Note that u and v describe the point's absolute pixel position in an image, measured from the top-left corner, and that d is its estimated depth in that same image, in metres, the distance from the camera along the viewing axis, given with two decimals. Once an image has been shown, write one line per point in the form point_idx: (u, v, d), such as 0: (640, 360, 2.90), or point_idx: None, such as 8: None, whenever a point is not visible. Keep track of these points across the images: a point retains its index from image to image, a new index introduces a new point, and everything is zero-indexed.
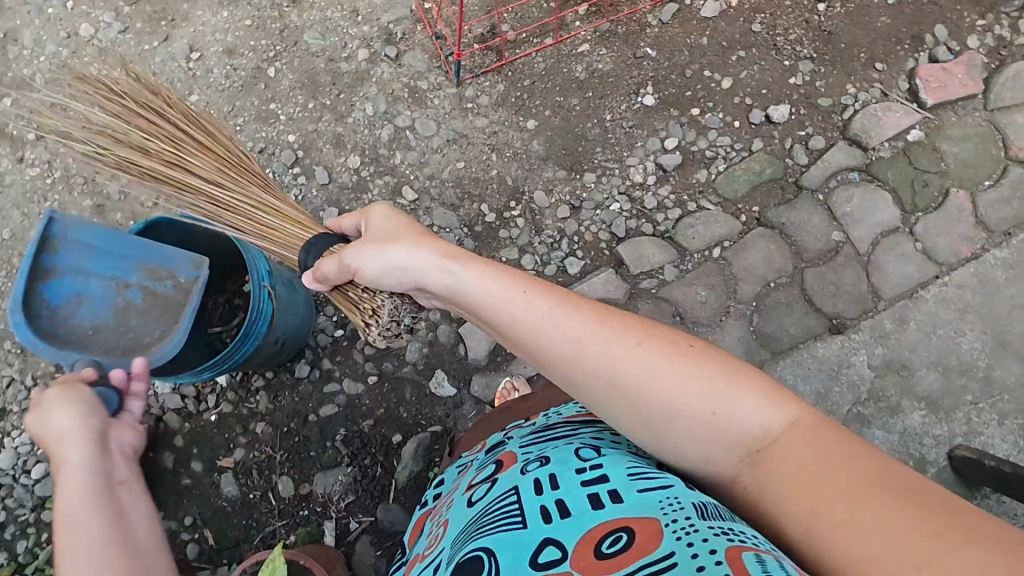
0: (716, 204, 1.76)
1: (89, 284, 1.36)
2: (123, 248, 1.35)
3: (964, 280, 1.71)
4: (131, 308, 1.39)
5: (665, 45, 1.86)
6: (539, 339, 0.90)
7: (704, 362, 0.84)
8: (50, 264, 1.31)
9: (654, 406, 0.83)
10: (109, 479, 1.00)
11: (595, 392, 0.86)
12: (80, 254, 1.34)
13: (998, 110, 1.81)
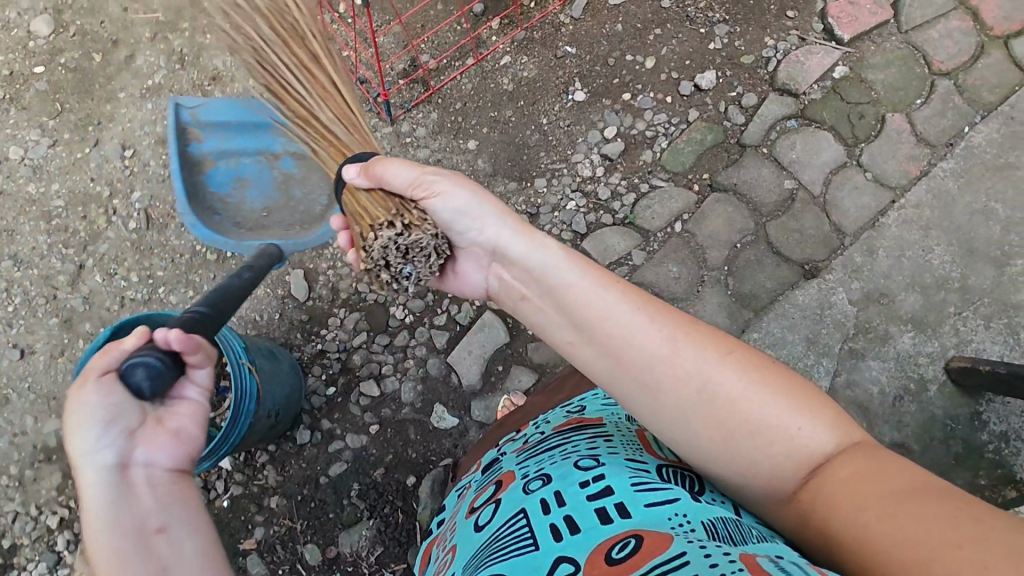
0: (667, 180, 1.79)
1: (244, 167, 1.72)
2: (249, 123, 1.67)
3: (920, 198, 1.74)
4: (289, 180, 1.72)
5: (582, 39, 1.88)
6: (631, 338, 0.92)
7: (793, 384, 0.86)
8: (202, 156, 1.69)
9: (740, 415, 0.85)
10: (139, 534, 0.73)
11: (682, 396, 0.88)
12: (220, 139, 1.69)
13: (912, 30, 1.85)
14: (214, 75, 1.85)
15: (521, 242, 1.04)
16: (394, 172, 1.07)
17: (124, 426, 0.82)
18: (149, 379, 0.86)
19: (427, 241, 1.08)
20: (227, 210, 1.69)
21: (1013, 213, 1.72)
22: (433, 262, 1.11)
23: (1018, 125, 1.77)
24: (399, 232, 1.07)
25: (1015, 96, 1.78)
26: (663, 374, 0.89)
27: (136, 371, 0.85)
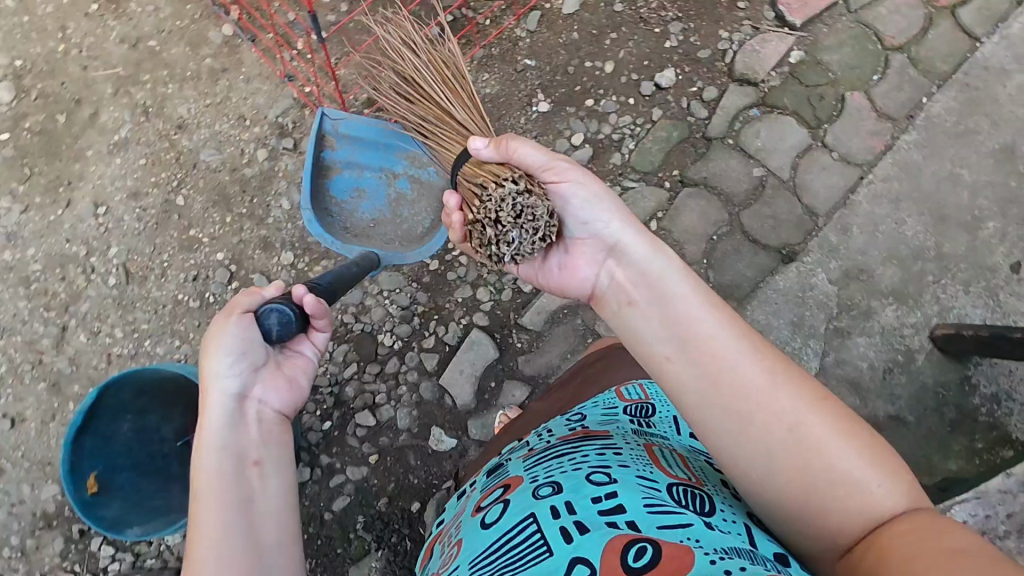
0: (638, 180, 1.80)
1: (365, 179, 1.73)
2: (386, 138, 1.70)
3: (887, 172, 1.76)
4: (401, 199, 1.75)
5: (540, 51, 1.89)
6: (728, 365, 0.93)
7: (878, 446, 0.87)
8: (330, 162, 1.70)
9: (823, 459, 0.86)
10: (239, 462, 0.90)
11: (771, 430, 0.89)
12: (352, 150, 1.71)
13: (862, 8, 1.88)
14: (180, 123, 1.85)
15: (645, 250, 1.07)
16: (530, 148, 1.16)
17: (250, 362, 0.97)
18: (280, 325, 1.00)
19: (541, 213, 1.14)
20: (339, 219, 1.71)
21: (978, 177, 1.75)
22: (537, 239, 1.16)
23: (974, 92, 1.80)
24: (518, 194, 1.16)
25: (968, 63, 1.82)
26: (757, 405, 0.90)
27: (272, 315, 0.99)
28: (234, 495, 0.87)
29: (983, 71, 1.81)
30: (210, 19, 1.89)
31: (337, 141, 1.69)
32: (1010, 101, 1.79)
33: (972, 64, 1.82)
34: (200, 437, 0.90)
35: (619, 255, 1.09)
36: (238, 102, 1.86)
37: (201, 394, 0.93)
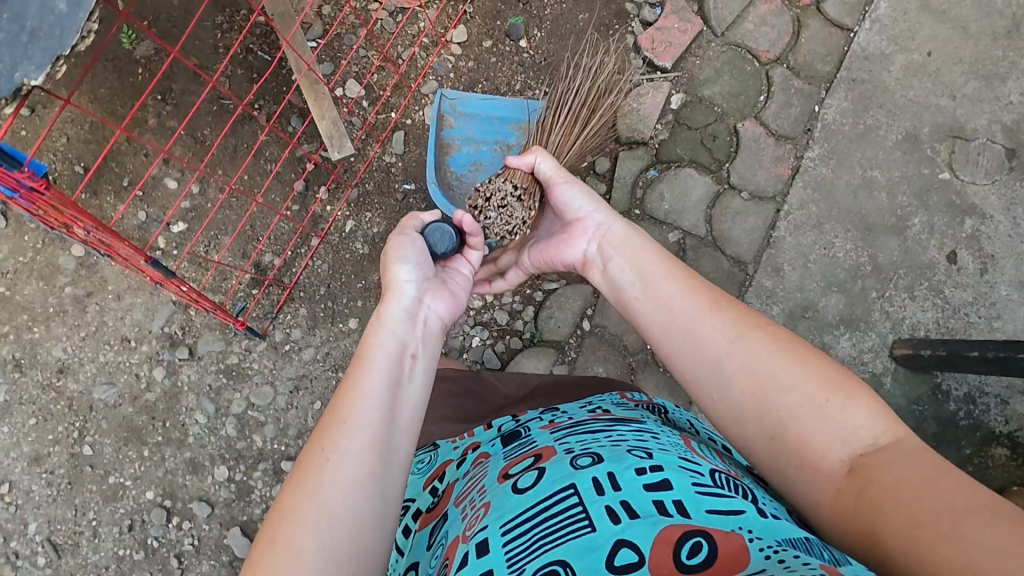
0: (558, 278, 1.68)
1: (481, 151, 1.73)
2: (497, 112, 1.71)
3: (802, 197, 1.68)
4: None
5: (417, 172, 1.74)
6: (681, 301, 1.07)
7: (832, 371, 0.91)
8: (450, 140, 1.71)
9: (765, 377, 0.93)
10: (403, 350, 0.98)
11: (718, 349, 0.99)
12: (469, 125, 1.71)
13: (728, 29, 1.76)
14: (61, 367, 1.68)
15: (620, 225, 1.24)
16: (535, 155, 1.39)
17: (426, 276, 1.09)
18: (445, 241, 1.16)
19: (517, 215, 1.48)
20: (462, 191, 1.69)
21: (892, 175, 1.69)
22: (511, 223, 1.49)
23: (862, 86, 1.73)
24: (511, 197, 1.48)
25: (847, 58, 1.74)
26: (708, 330, 1.02)
27: (438, 231, 1.16)
28: (397, 374, 0.96)
29: (864, 61, 1.74)
30: (54, 244, 1.69)
31: (456, 120, 1.71)
32: (898, 85, 1.72)
33: (852, 57, 1.74)
34: (380, 318, 1.01)
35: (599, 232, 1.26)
36: (116, 324, 1.69)
37: (389, 289, 1.05)
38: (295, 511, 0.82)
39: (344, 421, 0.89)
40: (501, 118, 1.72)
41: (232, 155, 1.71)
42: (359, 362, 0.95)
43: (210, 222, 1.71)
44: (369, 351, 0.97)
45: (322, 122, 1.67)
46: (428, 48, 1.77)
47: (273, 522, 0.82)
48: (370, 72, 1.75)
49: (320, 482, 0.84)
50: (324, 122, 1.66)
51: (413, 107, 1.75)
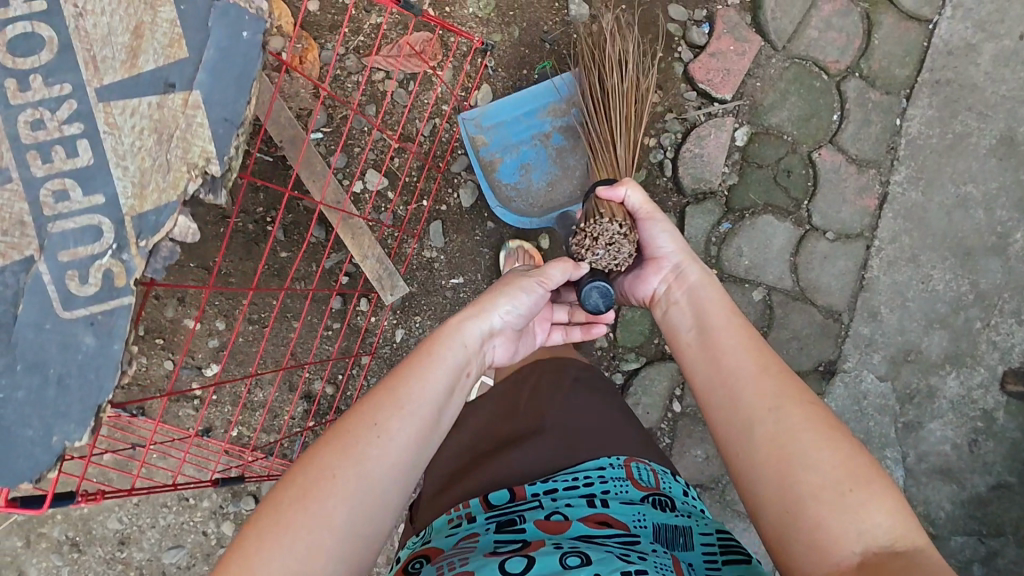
0: (638, 357, 1.55)
1: (524, 152, 1.52)
2: (522, 108, 1.50)
3: (893, 229, 1.52)
4: (563, 151, 1.52)
5: (463, 263, 1.55)
6: (731, 353, 0.96)
7: (862, 461, 0.81)
8: (489, 156, 1.51)
9: (794, 444, 0.83)
10: (465, 367, 0.89)
11: (757, 405, 0.88)
12: (500, 131, 1.51)
13: (789, 40, 1.52)
14: (121, 538, 1.55)
15: (697, 273, 1.10)
16: (634, 189, 1.20)
17: (515, 327, 0.99)
18: (602, 299, 1.18)
19: (626, 251, 1.26)
20: (523, 202, 1.52)
21: (988, 187, 1.52)
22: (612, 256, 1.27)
23: (948, 87, 1.52)
24: (620, 235, 1.26)
25: (929, 56, 1.51)
26: (749, 383, 0.92)
27: (595, 292, 1.16)
28: (451, 388, 0.86)
29: (948, 56, 1.51)
30: None
31: (487, 136, 1.50)
32: (988, 80, 1.51)
33: (934, 54, 1.51)
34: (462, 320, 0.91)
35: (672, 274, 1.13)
36: (168, 483, 1.55)
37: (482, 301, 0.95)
38: (336, 471, 0.74)
39: (416, 402, 0.82)
40: (528, 110, 1.50)
41: (252, 279, 1.50)
42: (426, 355, 0.85)
43: (245, 358, 1.52)
44: (438, 347, 0.87)
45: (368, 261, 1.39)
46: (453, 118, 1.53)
47: (306, 472, 0.74)
48: (390, 158, 1.52)
49: (375, 453, 0.77)
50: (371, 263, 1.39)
51: (446, 189, 1.54)
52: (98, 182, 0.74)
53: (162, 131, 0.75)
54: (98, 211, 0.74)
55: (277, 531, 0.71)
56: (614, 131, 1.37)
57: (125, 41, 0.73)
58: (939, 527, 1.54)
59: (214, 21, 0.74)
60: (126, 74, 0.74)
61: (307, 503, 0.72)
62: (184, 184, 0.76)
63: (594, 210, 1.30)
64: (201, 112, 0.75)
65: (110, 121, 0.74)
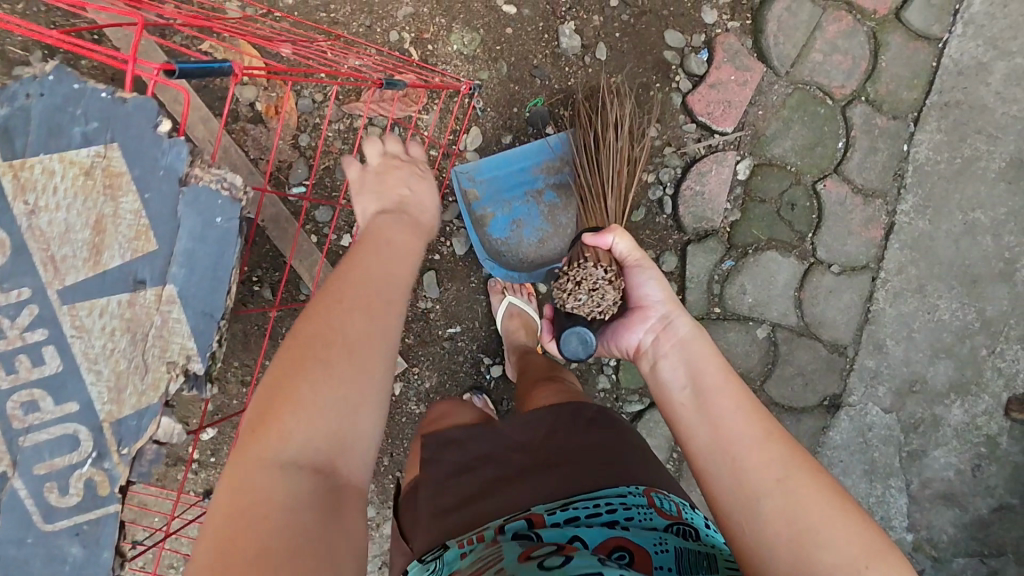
0: (641, 398, 1.54)
1: (515, 208, 1.46)
2: (516, 163, 1.44)
3: (899, 260, 1.48)
4: (555, 210, 1.46)
5: (459, 312, 1.51)
6: (728, 415, 0.84)
7: (872, 534, 0.73)
8: (480, 211, 1.45)
9: (808, 524, 0.72)
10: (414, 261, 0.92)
11: (762, 480, 0.77)
12: (492, 186, 1.45)
13: (793, 65, 1.45)
14: None
15: (687, 326, 1.00)
16: (622, 240, 1.14)
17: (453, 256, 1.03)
18: (581, 345, 1.21)
19: (610, 300, 1.21)
20: (511, 260, 1.46)
21: (997, 213, 1.47)
22: (599, 302, 1.22)
23: (957, 109, 1.45)
24: (605, 282, 1.21)
25: (939, 77, 1.44)
26: (749, 448, 0.81)
27: (575, 337, 1.21)
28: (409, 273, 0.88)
29: (958, 76, 1.44)
30: None
31: (479, 189, 1.44)
32: (999, 101, 1.45)
33: (943, 74, 1.44)
34: (397, 221, 0.94)
35: (659, 325, 1.04)
36: (174, 544, 1.54)
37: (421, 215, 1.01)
38: (336, 326, 0.73)
39: (389, 265, 0.84)
40: (522, 165, 1.44)
41: (243, 341, 1.46)
42: (375, 244, 0.87)
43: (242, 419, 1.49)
44: (385, 239, 0.89)
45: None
46: (443, 164, 1.46)
47: (301, 352, 0.71)
48: None
49: (376, 305, 0.77)
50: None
51: (438, 238, 1.48)
52: (73, 390, 0.82)
53: (135, 328, 0.84)
54: (75, 417, 0.82)
55: (304, 391, 0.68)
56: (600, 187, 1.31)
57: (88, 237, 0.82)
58: (941, 550, 1.55)
59: (185, 207, 0.83)
60: (92, 272, 0.82)
61: (329, 361, 0.70)
62: (163, 382, 0.85)
63: (579, 256, 1.26)
64: (176, 305, 0.85)
65: (78, 322, 0.82)
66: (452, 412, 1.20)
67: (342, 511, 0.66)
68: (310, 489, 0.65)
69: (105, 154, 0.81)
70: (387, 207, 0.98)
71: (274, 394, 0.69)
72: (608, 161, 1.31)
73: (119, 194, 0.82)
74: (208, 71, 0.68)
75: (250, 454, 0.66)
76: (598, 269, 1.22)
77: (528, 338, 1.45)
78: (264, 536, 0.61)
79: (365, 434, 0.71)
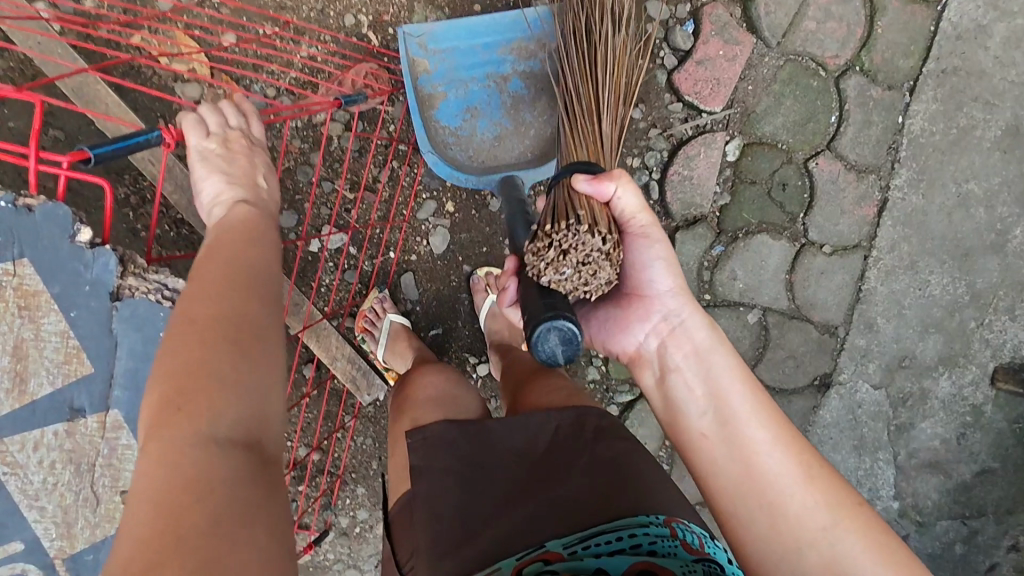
0: (631, 389, 1.49)
1: (472, 92, 1.29)
2: (482, 37, 1.26)
3: (892, 238, 1.44)
4: (520, 101, 1.30)
5: (441, 313, 1.44)
6: (763, 447, 0.73)
7: (919, 571, 0.66)
8: (431, 88, 1.28)
9: (855, 574, 0.65)
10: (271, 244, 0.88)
11: (805, 528, 0.68)
12: (449, 61, 1.27)
13: (784, 35, 1.37)
14: None
15: (704, 329, 0.82)
16: (630, 189, 0.81)
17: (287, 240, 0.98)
18: (563, 348, 0.73)
19: (604, 278, 0.80)
20: (458, 154, 1.30)
21: (991, 183, 1.42)
22: (587, 276, 0.80)
23: (955, 76, 1.38)
24: (601, 254, 0.79)
25: (936, 42, 1.37)
26: (786, 487, 0.70)
27: (553, 336, 0.72)
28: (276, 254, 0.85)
29: (956, 41, 1.37)
30: None
31: (431, 62, 1.26)
32: (998, 65, 1.38)
33: (941, 39, 1.37)
34: (246, 205, 0.90)
35: (664, 326, 0.84)
36: None
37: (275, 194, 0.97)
38: (241, 313, 0.70)
39: (256, 256, 0.79)
40: (488, 42, 1.27)
41: None
42: (233, 237, 0.82)
43: None
44: (240, 227, 0.84)
45: (337, 364, 1.34)
46: (413, 158, 1.37)
47: (205, 358, 0.65)
48: (347, 211, 1.37)
49: (261, 293, 0.74)
50: (341, 366, 1.33)
51: (414, 238, 1.39)
52: (18, 530, 0.90)
53: (79, 457, 0.90)
54: (19, 555, 0.91)
55: (215, 378, 0.63)
56: (591, 86, 1.05)
57: (9, 364, 0.85)
58: (925, 515, 1.55)
59: (119, 323, 0.87)
60: (19, 404, 0.86)
61: (231, 341, 0.67)
62: (117, 511, 0.93)
63: (564, 209, 0.82)
64: (122, 432, 0.90)
65: (12, 459, 0.87)
66: (442, 399, 1.06)
67: (275, 481, 0.62)
68: (241, 459, 0.60)
69: (16, 270, 0.83)
70: (244, 195, 0.91)
71: (175, 380, 0.63)
72: (599, 56, 1.06)
73: (38, 314, 0.85)
74: (126, 148, 0.80)
75: (164, 440, 0.60)
76: (593, 236, 0.78)
77: (513, 338, 1.36)
78: (215, 510, 0.55)
79: (278, 405, 0.68)
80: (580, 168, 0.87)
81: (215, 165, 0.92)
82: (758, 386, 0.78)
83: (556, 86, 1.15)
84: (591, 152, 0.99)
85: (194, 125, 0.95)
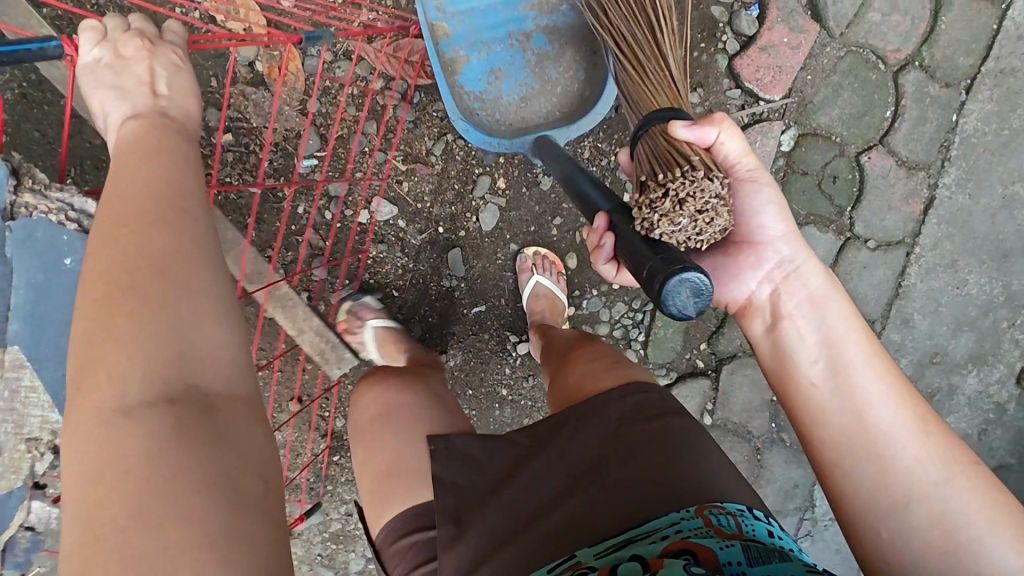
0: (670, 373, 1.49)
1: (495, 53, 1.26)
2: None
3: (935, 236, 1.45)
4: (545, 57, 1.27)
5: (484, 290, 1.42)
6: (875, 400, 0.77)
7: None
8: (452, 51, 1.24)
9: (967, 531, 0.69)
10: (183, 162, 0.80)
11: (915, 481, 0.72)
12: (468, 22, 1.24)
13: (849, 25, 1.36)
14: None
15: (819, 277, 0.86)
16: (733, 135, 0.84)
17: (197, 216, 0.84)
18: (694, 300, 0.73)
19: (719, 225, 0.83)
20: (487, 117, 1.28)
21: None
22: (704, 220, 0.82)
23: (1013, 77, 1.38)
24: (717, 199, 0.82)
25: (997, 41, 1.37)
26: (893, 442, 0.74)
27: (685, 289, 0.72)
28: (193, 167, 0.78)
29: (1017, 41, 1.37)
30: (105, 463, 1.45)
31: (450, 25, 1.23)
32: None
33: (1003, 39, 1.37)
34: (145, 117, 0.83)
35: (778, 273, 0.87)
36: None
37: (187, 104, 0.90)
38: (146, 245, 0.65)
39: (167, 174, 0.73)
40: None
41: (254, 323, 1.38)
42: (143, 156, 0.75)
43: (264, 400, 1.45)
44: (144, 143, 0.78)
45: None
46: None
47: (109, 307, 0.61)
48: (396, 182, 1.35)
49: (169, 213, 0.69)
50: None
51: (464, 214, 1.37)
52: None
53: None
54: None
55: (122, 327, 0.60)
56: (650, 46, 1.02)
57: None
58: None
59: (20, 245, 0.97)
60: None
61: (135, 284, 0.62)
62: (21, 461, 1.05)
63: (670, 155, 0.84)
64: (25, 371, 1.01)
65: None
66: (388, 415, 0.99)
67: (214, 422, 0.59)
68: (164, 416, 0.57)
69: None
70: (139, 111, 0.84)
71: (85, 340, 0.61)
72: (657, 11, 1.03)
73: None
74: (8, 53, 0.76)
75: (84, 411, 0.58)
76: (710, 181, 0.81)
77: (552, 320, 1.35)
78: (140, 483, 0.53)
79: (210, 341, 0.64)
80: (672, 113, 0.90)
81: (102, 78, 0.86)
82: (870, 336, 0.82)
83: (601, 31, 1.13)
84: (670, 99, 0.97)
85: (89, 31, 0.89)
